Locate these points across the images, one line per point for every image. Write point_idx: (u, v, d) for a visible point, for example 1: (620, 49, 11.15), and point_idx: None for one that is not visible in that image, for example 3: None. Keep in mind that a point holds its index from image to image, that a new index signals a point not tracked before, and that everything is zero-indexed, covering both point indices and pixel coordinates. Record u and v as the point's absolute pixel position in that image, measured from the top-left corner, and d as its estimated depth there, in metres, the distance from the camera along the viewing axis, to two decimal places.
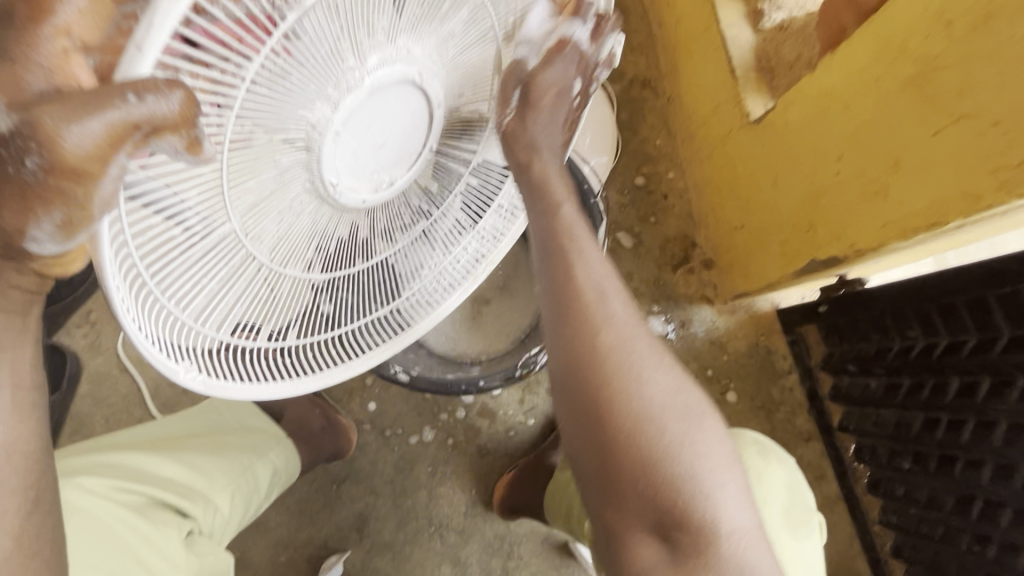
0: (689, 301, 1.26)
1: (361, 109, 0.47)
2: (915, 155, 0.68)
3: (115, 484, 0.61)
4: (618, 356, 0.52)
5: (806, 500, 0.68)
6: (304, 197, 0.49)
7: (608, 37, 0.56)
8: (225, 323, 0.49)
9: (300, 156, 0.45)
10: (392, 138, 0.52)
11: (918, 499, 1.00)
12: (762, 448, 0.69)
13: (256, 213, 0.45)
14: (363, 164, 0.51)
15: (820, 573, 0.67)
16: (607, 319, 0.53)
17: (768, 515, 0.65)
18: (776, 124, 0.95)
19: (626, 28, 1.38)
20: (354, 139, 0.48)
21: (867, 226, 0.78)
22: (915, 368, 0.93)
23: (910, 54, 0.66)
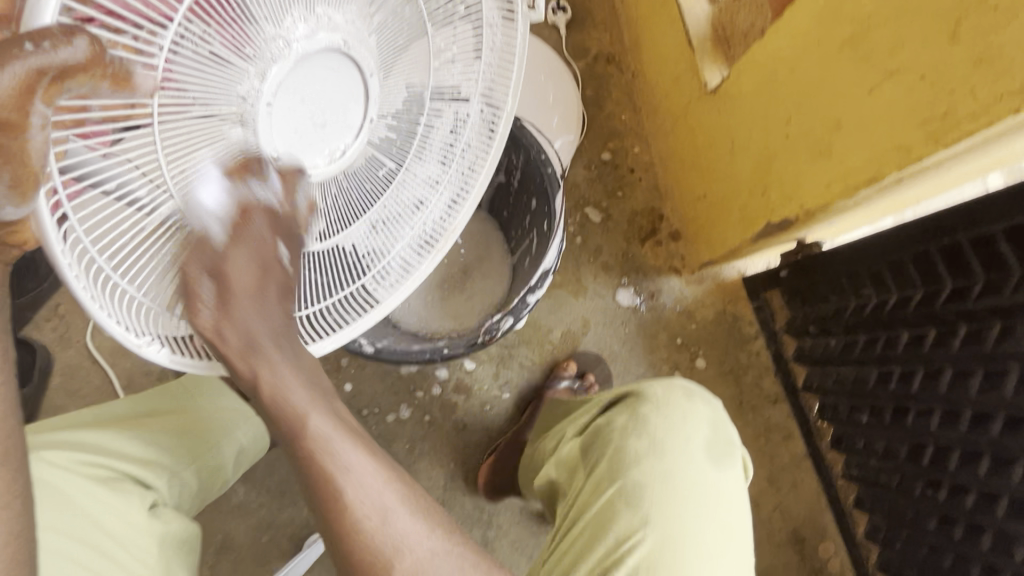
0: (657, 273, 1.28)
1: (290, 81, 0.44)
2: (853, 114, 0.70)
3: (79, 458, 0.63)
4: (352, 520, 0.52)
5: (727, 437, 0.70)
6: None
7: (297, 188, 0.47)
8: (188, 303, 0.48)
9: (236, 135, 0.42)
10: (337, 117, 0.49)
11: (876, 451, 1.04)
12: (689, 391, 0.72)
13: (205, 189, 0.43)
14: (309, 139, 0.48)
15: (744, 505, 0.69)
16: (345, 470, 0.52)
17: (688, 448, 0.67)
18: (731, 92, 0.97)
19: (588, 4, 1.38)
20: (289, 112, 0.45)
21: (813, 187, 0.81)
22: (869, 325, 0.97)
23: (846, 15, 0.68)
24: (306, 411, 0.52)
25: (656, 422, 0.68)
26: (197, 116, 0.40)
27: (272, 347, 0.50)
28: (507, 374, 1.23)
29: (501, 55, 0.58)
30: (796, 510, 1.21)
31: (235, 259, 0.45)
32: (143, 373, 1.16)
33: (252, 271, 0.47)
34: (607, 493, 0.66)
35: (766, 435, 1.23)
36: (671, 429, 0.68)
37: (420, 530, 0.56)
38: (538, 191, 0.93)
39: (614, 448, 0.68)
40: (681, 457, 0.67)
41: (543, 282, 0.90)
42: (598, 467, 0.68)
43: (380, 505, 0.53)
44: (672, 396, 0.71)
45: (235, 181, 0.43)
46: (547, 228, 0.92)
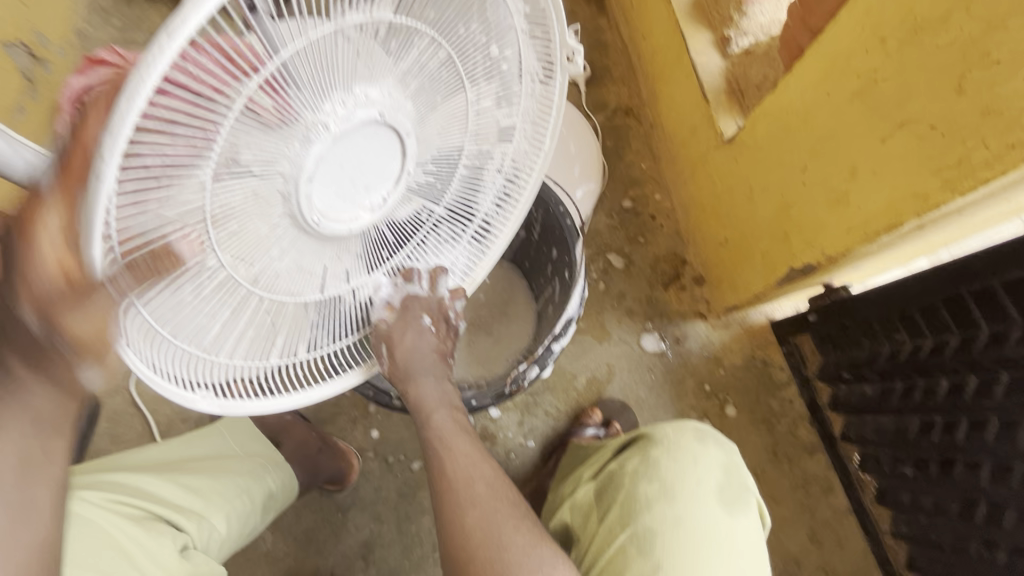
0: (682, 318, 1.28)
1: (332, 152, 0.46)
2: (868, 161, 0.71)
3: (114, 498, 0.66)
4: (481, 534, 0.66)
5: (742, 481, 0.68)
6: (285, 227, 0.48)
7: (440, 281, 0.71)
8: (233, 348, 0.53)
9: (276, 203, 0.46)
10: (372, 177, 0.52)
11: (924, 506, 0.98)
12: (701, 434, 0.70)
13: (249, 247, 0.47)
14: (347, 198, 0.51)
15: (762, 552, 0.65)
16: (469, 481, 0.69)
17: (700, 493, 0.65)
18: (746, 141, 0.99)
19: (606, 62, 1.45)
20: (328, 182, 0.48)
21: (833, 232, 0.81)
22: (905, 371, 0.93)
23: (854, 68, 0.70)
24: (431, 411, 0.75)
25: (668, 467, 0.66)
26: (239, 186, 0.42)
27: (416, 380, 0.74)
28: (532, 421, 1.22)
29: (540, 103, 0.64)
30: (843, 571, 1.13)
31: (406, 337, 0.71)
32: (182, 419, 1.21)
33: (405, 333, 0.71)
34: (618, 539, 0.65)
35: (805, 488, 1.17)
36: (683, 472, 0.66)
37: (494, 495, 0.69)
38: (558, 240, 0.96)
39: (625, 492, 0.67)
40: (692, 503, 0.64)
41: (566, 330, 0.91)
42: (610, 511, 0.67)
43: (467, 473, 0.70)
44: (682, 438, 0.69)
45: (399, 279, 0.68)
46: (568, 276, 0.94)
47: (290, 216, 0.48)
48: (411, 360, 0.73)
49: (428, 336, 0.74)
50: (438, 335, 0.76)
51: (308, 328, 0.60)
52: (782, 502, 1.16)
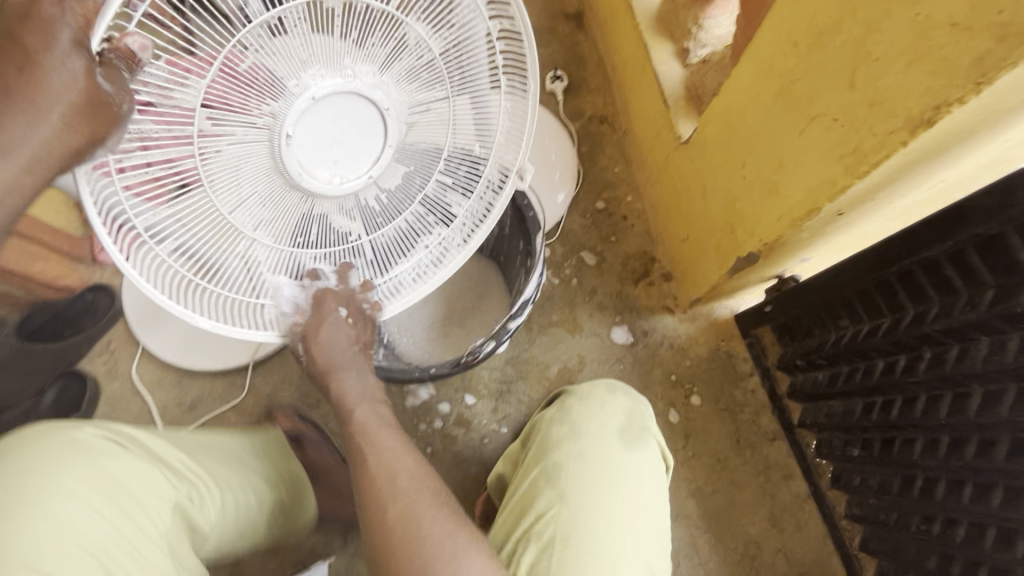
0: (650, 312, 1.34)
1: (309, 121, 0.62)
2: (791, 153, 0.78)
3: (111, 436, 0.75)
4: (401, 526, 0.67)
5: (641, 424, 0.85)
6: (265, 171, 0.63)
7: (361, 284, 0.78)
8: (230, 281, 0.68)
9: (260, 138, 0.60)
10: (352, 142, 0.65)
11: (872, 486, 1.03)
12: (611, 388, 0.89)
13: (226, 182, 0.61)
14: (319, 154, 0.64)
15: (659, 481, 0.82)
16: (390, 476, 0.72)
17: (605, 432, 0.83)
18: (699, 142, 1.07)
19: (583, 74, 1.55)
20: (305, 137, 0.63)
21: (769, 221, 0.88)
22: (848, 355, 0.99)
23: (776, 70, 0.78)
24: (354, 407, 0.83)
25: (580, 411, 0.86)
26: (237, 146, 0.59)
27: (339, 372, 0.84)
28: (506, 409, 1.28)
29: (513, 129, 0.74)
30: (802, 554, 1.17)
31: (324, 330, 0.80)
32: (176, 404, 1.28)
33: (321, 331, 0.80)
34: (533, 471, 0.81)
35: (766, 474, 1.21)
36: (592, 416, 0.85)
37: (415, 486, 0.71)
38: (522, 232, 1.04)
39: (543, 434, 0.85)
40: (597, 437, 0.82)
41: (522, 311, 0.98)
42: (529, 453, 0.85)
43: (387, 461, 0.74)
44: (596, 390, 0.89)
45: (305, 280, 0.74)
46: (530, 265, 1.01)
47: (279, 172, 0.63)
48: (330, 355, 0.82)
49: (347, 329, 0.82)
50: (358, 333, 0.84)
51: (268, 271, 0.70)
52: (743, 487, 1.21)
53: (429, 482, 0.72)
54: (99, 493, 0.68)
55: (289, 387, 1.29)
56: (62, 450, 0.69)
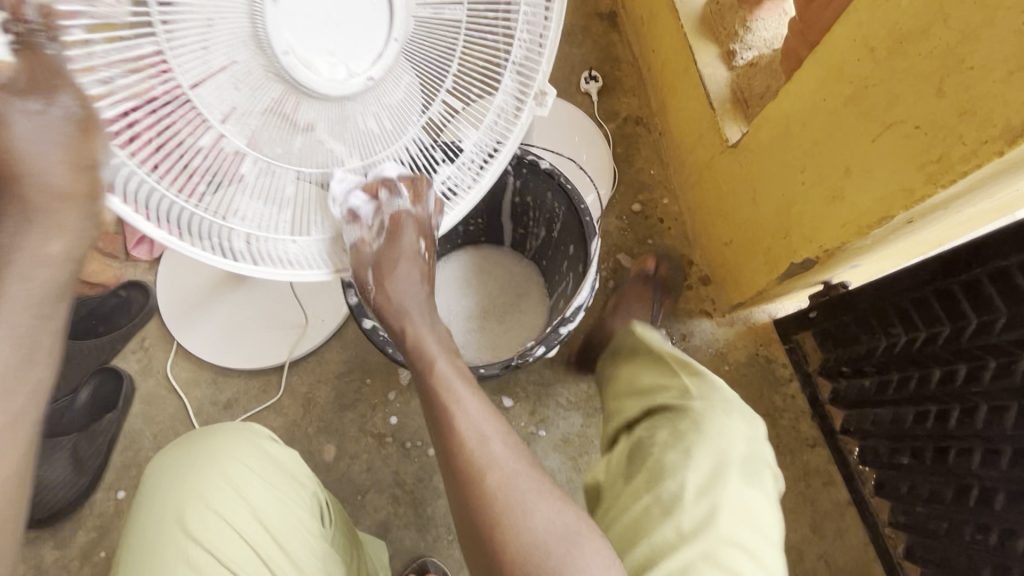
0: (688, 315, 1.34)
1: (285, 4, 0.50)
2: (861, 160, 0.78)
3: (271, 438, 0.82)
4: (504, 495, 0.61)
5: (760, 454, 0.75)
6: (247, 57, 0.51)
7: (427, 194, 0.68)
8: (200, 189, 0.55)
9: (240, 6, 0.48)
10: (351, 36, 0.54)
11: (921, 494, 1.02)
12: (728, 406, 0.77)
13: (204, 61, 0.49)
14: (309, 39, 0.52)
15: (774, 518, 0.73)
16: (483, 442, 0.64)
17: (727, 462, 0.72)
18: (750, 146, 1.06)
19: (618, 74, 1.53)
20: (296, 11, 0.51)
21: (831, 228, 0.87)
22: (900, 363, 0.99)
23: (847, 76, 0.77)
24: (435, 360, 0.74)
25: (700, 439, 0.73)
26: (204, 56, 0.48)
27: (411, 317, 0.79)
28: (544, 411, 1.27)
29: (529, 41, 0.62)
30: (843, 561, 1.17)
31: (394, 268, 0.77)
32: (212, 402, 1.27)
33: (395, 264, 0.76)
34: (646, 498, 0.71)
35: (806, 480, 1.21)
36: (711, 443, 0.73)
37: (512, 455, 0.64)
38: (575, 235, 1.02)
39: (654, 458, 0.74)
40: (720, 468, 0.72)
41: (575, 316, 0.97)
42: (638, 476, 0.75)
43: (478, 430, 0.66)
44: (710, 410, 0.77)
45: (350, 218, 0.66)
46: (582, 268, 1.00)
47: (268, 64, 0.52)
48: (401, 298, 0.78)
49: (413, 267, 0.78)
50: (424, 264, 0.80)
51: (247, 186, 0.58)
52: (784, 494, 1.20)
53: (536, 469, 0.65)
54: (266, 484, 0.76)
55: (324, 386, 1.28)
56: (243, 447, 0.77)
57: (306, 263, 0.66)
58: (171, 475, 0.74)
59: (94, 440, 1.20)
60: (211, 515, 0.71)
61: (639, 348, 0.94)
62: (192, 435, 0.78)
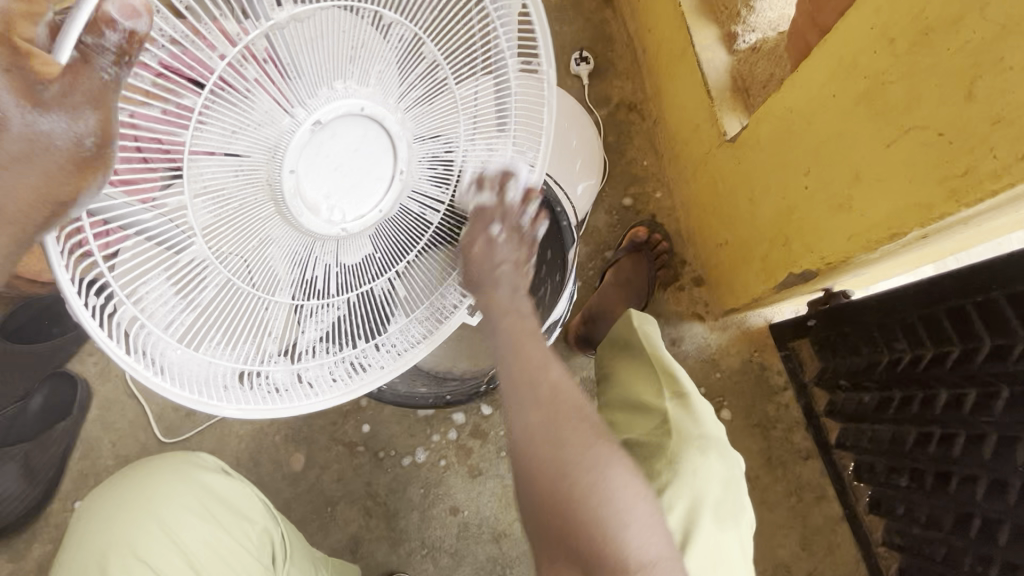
0: (679, 318, 1.26)
1: (307, 153, 0.49)
2: (872, 167, 0.69)
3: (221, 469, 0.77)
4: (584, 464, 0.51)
5: (738, 497, 0.69)
6: (270, 218, 0.50)
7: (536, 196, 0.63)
8: (200, 329, 0.52)
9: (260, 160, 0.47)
10: (362, 169, 0.53)
11: (918, 518, 0.96)
12: (704, 444, 0.68)
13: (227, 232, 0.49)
14: (327, 185, 0.52)
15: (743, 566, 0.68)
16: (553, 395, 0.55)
17: (698, 509, 0.65)
18: (749, 142, 0.97)
19: (611, 54, 1.42)
20: (315, 164, 0.50)
21: (834, 240, 0.79)
22: (903, 381, 0.92)
23: (860, 70, 0.68)
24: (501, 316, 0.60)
25: (669, 481, 0.64)
26: (219, 163, 0.45)
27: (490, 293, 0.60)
28: None
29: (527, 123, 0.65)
30: None
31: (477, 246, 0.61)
32: (173, 408, 1.20)
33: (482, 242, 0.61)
34: None
35: (798, 494, 1.16)
36: (684, 488, 0.65)
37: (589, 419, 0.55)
38: (553, 241, 0.94)
39: None
40: (694, 515, 0.64)
41: (549, 333, 0.90)
42: None
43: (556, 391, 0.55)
44: (683, 448, 0.67)
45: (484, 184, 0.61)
46: (560, 278, 0.92)
47: (276, 208, 0.50)
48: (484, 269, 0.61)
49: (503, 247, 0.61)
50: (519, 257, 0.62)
51: (250, 331, 0.55)
52: (774, 509, 1.15)
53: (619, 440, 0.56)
54: (208, 528, 0.70)
55: None
56: (173, 482, 0.71)
57: (207, 390, 0.54)
58: (99, 520, 0.69)
59: (46, 452, 1.11)
60: (136, 564, 0.66)
61: (633, 345, 0.84)
62: (134, 469, 0.73)
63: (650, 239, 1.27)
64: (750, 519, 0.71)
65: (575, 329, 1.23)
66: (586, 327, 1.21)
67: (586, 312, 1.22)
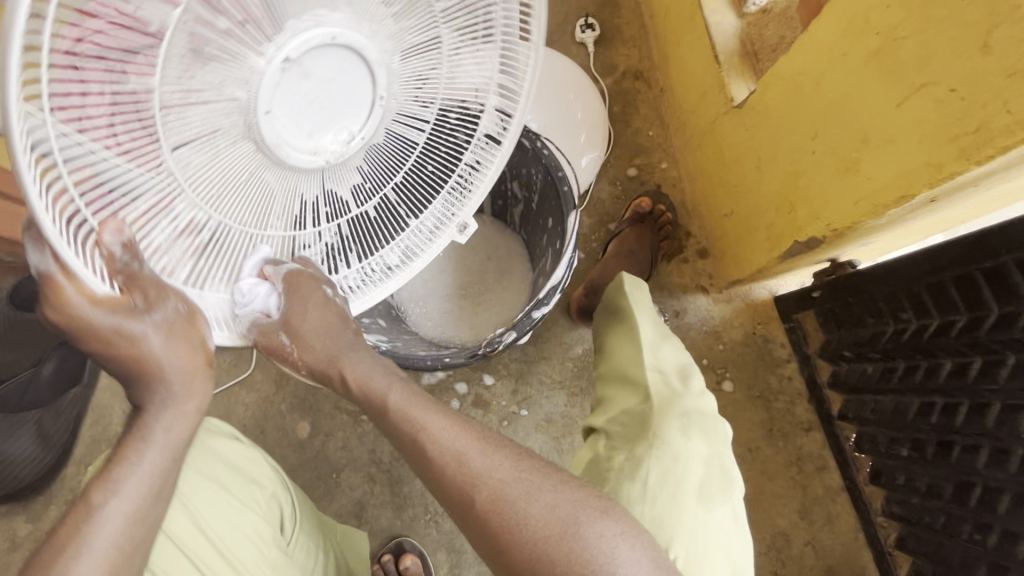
0: (683, 291, 1.25)
1: (282, 87, 0.46)
2: (881, 127, 0.67)
3: (234, 434, 0.78)
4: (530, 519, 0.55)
5: (727, 469, 0.66)
6: (245, 157, 0.48)
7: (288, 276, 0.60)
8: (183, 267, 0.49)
9: (233, 101, 0.44)
10: (336, 109, 0.51)
11: (918, 487, 0.96)
12: (686, 422, 0.66)
13: (199, 172, 0.46)
14: (305, 122, 0.49)
15: (743, 535, 0.66)
16: (460, 456, 0.60)
17: (680, 491, 0.63)
18: (756, 107, 0.94)
19: (617, 21, 1.38)
20: (290, 100, 0.47)
21: (841, 205, 0.77)
22: (908, 351, 0.91)
23: (872, 26, 0.65)
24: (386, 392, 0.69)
25: (651, 462, 0.63)
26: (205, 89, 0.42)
27: (343, 359, 0.72)
28: (527, 391, 1.21)
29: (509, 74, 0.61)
30: (832, 547, 1.13)
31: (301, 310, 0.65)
32: None
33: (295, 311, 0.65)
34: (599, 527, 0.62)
35: (798, 465, 1.16)
36: (666, 476, 0.63)
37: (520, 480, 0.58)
38: (554, 209, 0.93)
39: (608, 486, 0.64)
40: (676, 504, 0.62)
41: (549, 297, 0.88)
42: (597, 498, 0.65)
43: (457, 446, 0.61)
44: (666, 426, 0.66)
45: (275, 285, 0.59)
46: (560, 245, 0.91)
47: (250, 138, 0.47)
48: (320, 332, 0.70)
49: (323, 299, 0.66)
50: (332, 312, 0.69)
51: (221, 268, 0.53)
52: (774, 479, 1.16)
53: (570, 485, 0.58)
54: (210, 486, 0.72)
55: None
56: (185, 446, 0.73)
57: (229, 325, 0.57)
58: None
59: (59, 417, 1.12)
60: None
61: (622, 314, 0.82)
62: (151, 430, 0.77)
63: (653, 210, 1.26)
64: (741, 500, 0.67)
65: (577, 300, 1.20)
66: (587, 297, 1.18)
67: (587, 283, 1.20)
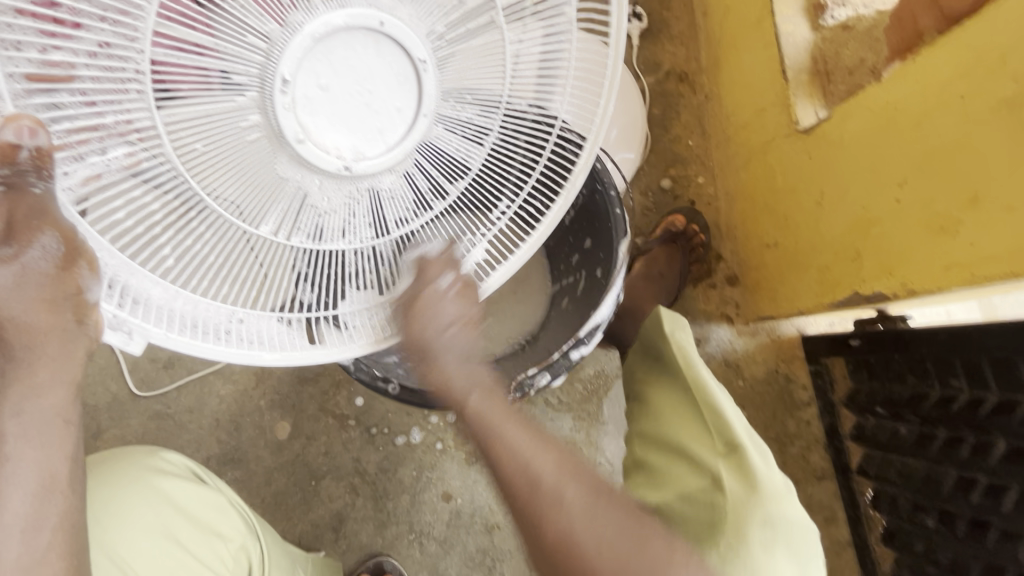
0: (706, 318, 1.17)
1: (337, 44, 0.45)
2: (1001, 190, 0.58)
3: (194, 470, 0.68)
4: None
5: None
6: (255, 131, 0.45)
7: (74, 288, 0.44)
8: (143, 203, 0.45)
9: (259, 44, 0.42)
10: (388, 97, 0.48)
11: (938, 560, 0.91)
12: (769, 527, 0.54)
13: (190, 122, 0.43)
14: (338, 107, 0.47)
15: None
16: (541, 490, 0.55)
17: None
18: (829, 136, 0.84)
19: (666, 14, 1.25)
20: (328, 73, 0.45)
21: (925, 266, 0.69)
22: (954, 422, 0.85)
23: (1008, 72, 0.56)
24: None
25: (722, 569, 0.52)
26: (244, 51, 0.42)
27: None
28: (531, 410, 1.12)
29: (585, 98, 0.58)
30: None
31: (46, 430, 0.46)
32: (150, 359, 1.08)
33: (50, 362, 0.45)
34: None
35: (807, 514, 1.11)
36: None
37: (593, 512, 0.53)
38: (598, 231, 0.83)
39: None
40: None
41: (591, 337, 0.78)
42: None
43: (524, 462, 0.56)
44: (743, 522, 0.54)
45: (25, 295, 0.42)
46: (601, 275, 0.82)
47: (259, 87, 0.43)
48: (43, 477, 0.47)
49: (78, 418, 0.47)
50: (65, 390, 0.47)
51: (192, 236, 0.48)
52: None
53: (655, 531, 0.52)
54: (164, 545, 0.61)
55: None
56: (131, 493, 0.62)
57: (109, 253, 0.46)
58: None
59: None
60: None
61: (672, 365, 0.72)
62: (97, 461, 0.66)
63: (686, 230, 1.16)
64: None
65: None
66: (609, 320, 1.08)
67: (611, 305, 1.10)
